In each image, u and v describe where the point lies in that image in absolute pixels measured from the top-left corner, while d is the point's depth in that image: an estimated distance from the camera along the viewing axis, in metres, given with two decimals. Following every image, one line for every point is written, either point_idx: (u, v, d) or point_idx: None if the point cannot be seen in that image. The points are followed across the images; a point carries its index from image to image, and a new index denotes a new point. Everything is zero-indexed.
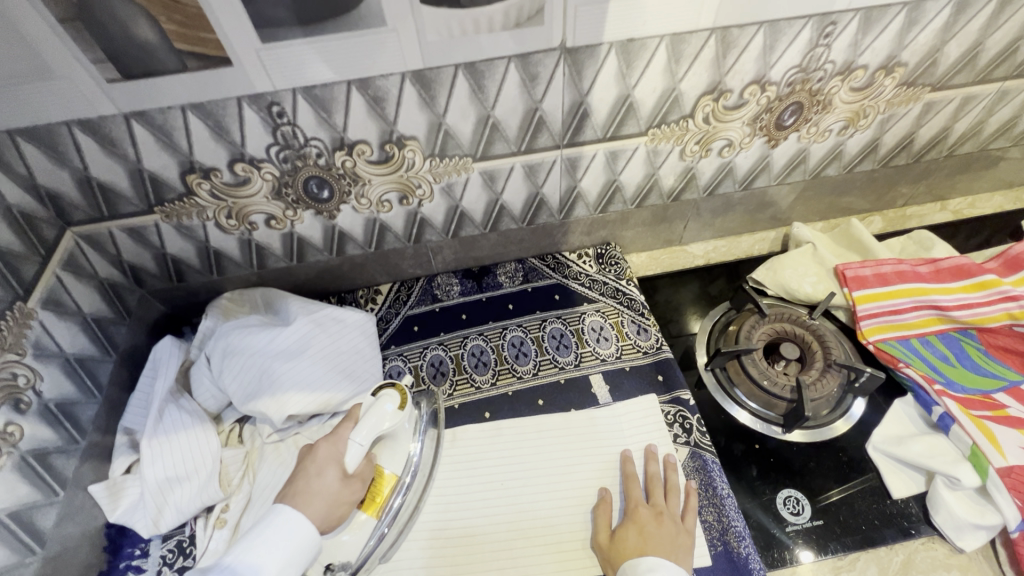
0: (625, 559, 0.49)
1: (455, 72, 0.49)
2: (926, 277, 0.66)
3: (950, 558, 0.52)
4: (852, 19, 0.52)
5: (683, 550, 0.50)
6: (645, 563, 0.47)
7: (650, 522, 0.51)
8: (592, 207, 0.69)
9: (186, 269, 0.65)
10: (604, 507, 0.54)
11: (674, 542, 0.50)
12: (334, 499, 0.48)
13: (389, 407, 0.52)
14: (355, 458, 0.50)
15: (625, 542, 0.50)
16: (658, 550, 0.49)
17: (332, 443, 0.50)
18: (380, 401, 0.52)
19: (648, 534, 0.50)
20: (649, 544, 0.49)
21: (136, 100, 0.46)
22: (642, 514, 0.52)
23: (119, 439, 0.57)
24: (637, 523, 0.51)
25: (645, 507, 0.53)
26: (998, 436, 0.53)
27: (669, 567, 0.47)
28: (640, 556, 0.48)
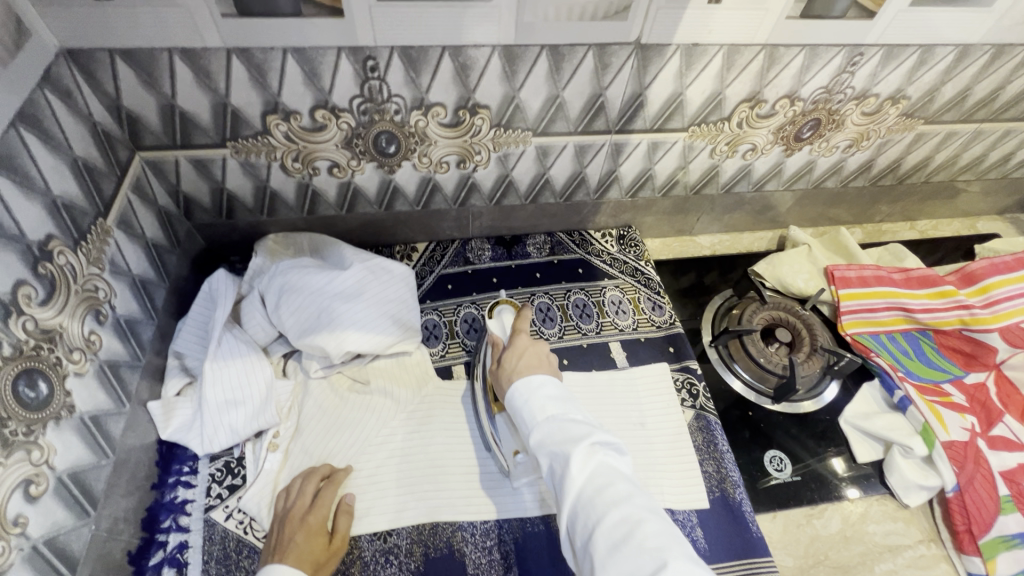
0: (512, 379, 0.55)
1: (539, 52, 0.54)
2: (899, 283, 0.76)
3: (897, 511, 0.63)
4: (876, 53, 0.60)
5: (548, 366, 0.58)
6: (535, 379, 0.53)
7: (524, 345, 0.60)
8: (624, 190, 0.75)
9: (238, 207, 0.66)
10: (522, 335, 0.61)
11: (545, 362, 0.57)
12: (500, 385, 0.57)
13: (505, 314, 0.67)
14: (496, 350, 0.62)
15: (502, 369, 0.58)
16: (536, 366, 0.56)
17: (316, 508, 0.54)
18: (500, 313, 0.67)
19: (523, 353, 0.59)
20: (524, 359, 0.57)
21: (242, 37, 0.48)
22: (521, 341, 0.60)
23: (170, 361, 0.59)
24: (518, 350, 0.59)
25: (525, 334, 0.62)
26: (944, 417, 0.64)
27: (540, 374, 0.54)
28: (528, 374, 0.54)
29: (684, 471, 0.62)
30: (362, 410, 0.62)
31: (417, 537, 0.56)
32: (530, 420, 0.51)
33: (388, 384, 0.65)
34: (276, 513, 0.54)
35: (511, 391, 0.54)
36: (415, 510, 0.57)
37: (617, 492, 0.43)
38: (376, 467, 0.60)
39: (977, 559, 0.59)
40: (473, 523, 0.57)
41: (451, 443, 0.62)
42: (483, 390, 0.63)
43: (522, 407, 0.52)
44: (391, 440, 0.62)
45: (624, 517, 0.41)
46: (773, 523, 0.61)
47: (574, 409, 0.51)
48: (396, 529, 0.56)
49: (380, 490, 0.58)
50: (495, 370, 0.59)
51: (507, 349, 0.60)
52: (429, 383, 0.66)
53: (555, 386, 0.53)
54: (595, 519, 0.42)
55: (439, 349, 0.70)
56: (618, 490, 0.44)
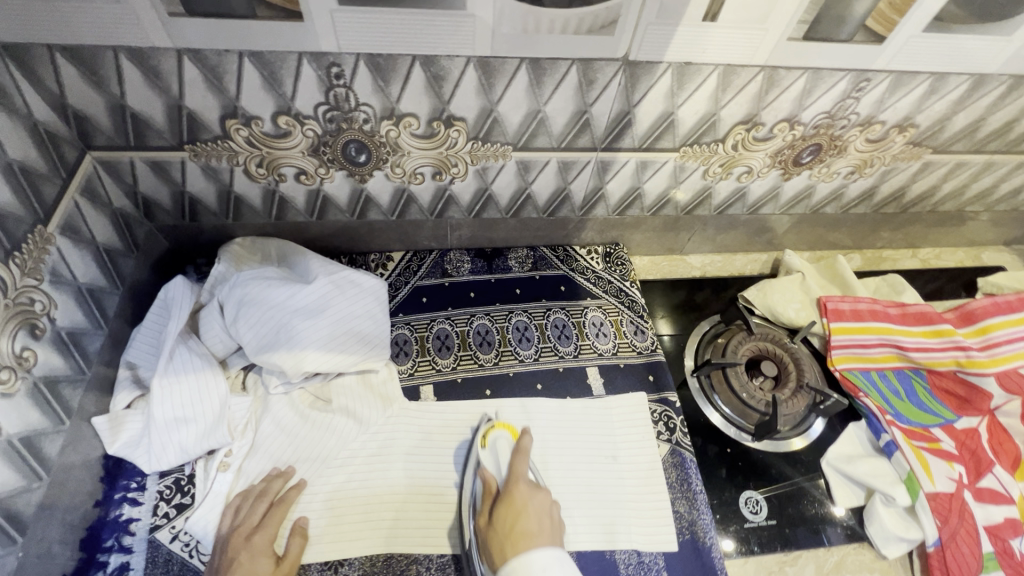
0: (505, 558, 0.47)
1: (518, 65, 0.50)
2: (894, 319, 0.73)
3: (874, 561, 0.61)
4: (884, 79, 0.56)
5: (550, 529, 0.50)
6: (537, 564, 0.46)
7: (524, 501, 0.52)
8: (611, 208, 0.72)
9: (201, 210, 0.63)
10: (519, 484, 0.53)
11: (546, 527, 0.49)
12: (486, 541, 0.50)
13: (502, 442, 0.59)
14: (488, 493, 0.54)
15: (494, 533, 0.50)
16: (536, 534, 0.48)
17: (263, 529, 0.52)
18: (496, 440, 0.59)
19: (522, 513, 0.51)
20: (522, 523, 0.49)
21: (194, 37, 0.44)
22: (519, 493, 0.52)
23: (121, 372, 0.57)
24: (515, 506, 0.51)
25: (524, 482, 0.54)
26: (930, 466, 0.61)
27: (542, 552, 0.46)
28: (527, 554, 0.46)
29: (654, 509, 0.59)
30: (321, 430, 0.60)
31: (369, 569, 0.54)
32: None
33: (350, 403, 0.62)
34: (220, 533, 0.52)
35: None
36: (369, 540, 0.55)
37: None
38: (331, 492, 0.57)
39: None
40: (429, 556, 0.55)
41: (415, 468, 0.60)
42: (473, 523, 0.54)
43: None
44: (350, 463, 0.59)
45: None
46: (744, 568, 0.59)
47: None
48: (348, 559, 0.54)
49: (334, 517, 0.56)
50: (484, 528, 0.51)
51: (502, 502, 0.52)
52: (394, 404, 0.63)
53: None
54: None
55: (408, 366, 0.67)
56: None
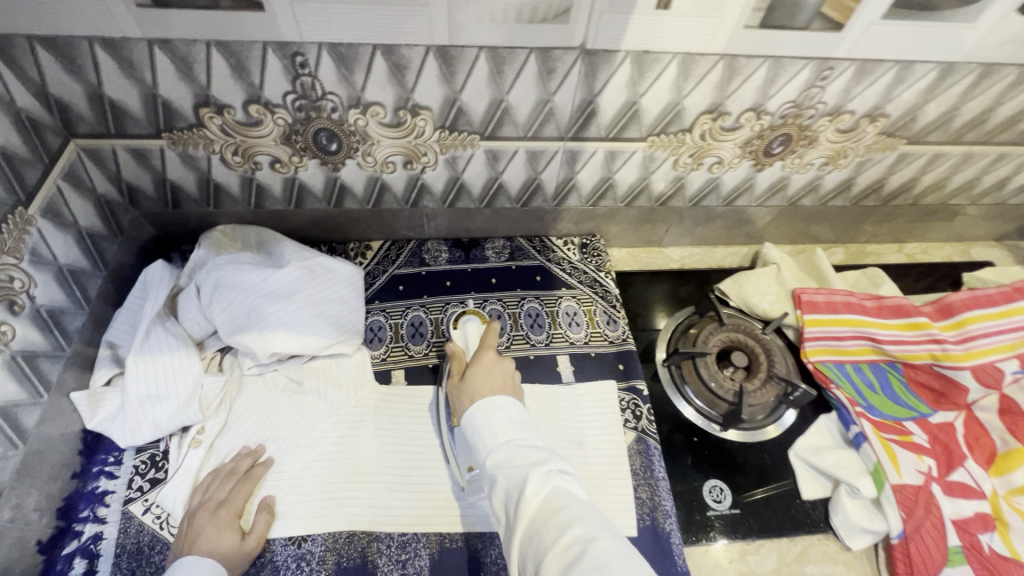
0: (473, 401, 0.54)
1: (477, 54, 0.51)
2: (869, 311, 0.72)
3: (839, 553, 0.60)
4: (848, 68, 0.56)
5: (512, 387, 0.56)
6: (498, 401, 0.51)
7: (490, 363, 0.59)
8: (584, 199, 0.72)
9: (183, 198, 0.66)
10: (488, 351, 0.61)
11: (508, 382, 0.56)
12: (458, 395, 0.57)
13: (472, 325, 0.69)
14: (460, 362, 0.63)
15: (465, 386, 0.56)
16: (499, 387, 0.55)
17: (231, 502, 0.54)
18: (466, 325, 0.69)
19: (490, 371, 0.57)
20: (487, 378, 0.56)
21: (162, 28, 0.46)
22: (487, 360, 0.59)
23: (102, 351, 0.59)
24: (483, 369, 0.58)
25: (492, 351, 0.61)
26: (898, 458, 0.61)
27: (502, 396, 0.52)
28: (491, 396, 0.53)
29: (616, 495, 0.60)
30: (293, 411, 0.62)
31: (332, 545, 0.55)
32: (488, 441, 0.49)
33: (321, 386, 0.63)
34: (189, 507, 0.54)
35: (472, 412, 0.52)
36: (333, 517, 0.57)
37: (571, 513, 0.41)
38: (299, 470, 0.59)
39: None
40: (390, 534, 0.56)
41: (381, 449, 0.61)
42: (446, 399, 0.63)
43: (481, 427, 0.50)
44: (319, 443, 0.61)
45: (576, 535, 0.40)
46: (705, 556, 0.59)
47: (533, 432, 0.49)
48: (311, 535, 0.55)
49: (301, 494, 0.57)
50: (455, 385, 0.58)
51: (473, 363, 0.59)
52: (365, 388, 0.65)
53: (516, 408, 0.51)
54: (547, 546, 0.40)
55: (381, 351, 0.68)
56: (572, 512, 0.42)
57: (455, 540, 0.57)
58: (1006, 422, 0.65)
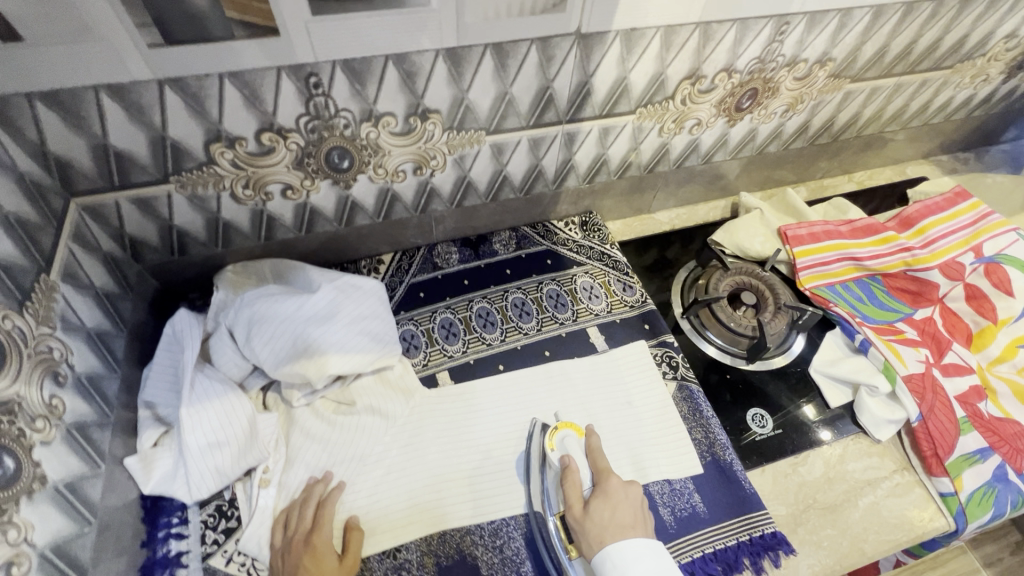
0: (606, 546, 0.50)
1: (483, 51, 0.54)
2: (846, 235, 0.82)
3: (871, 447, 0.68)
4: (801, 20, 0.63)
5: (643, 523, 0.53)
6: (639, 555, 0.49)
7: (617, 496, 0.54)
8: (581, 178, 0.76)
9: (190, 242, 0.64)
10: (609, 477, 0.56)
11: (643, 519, 0.52)
12: (589, 534, 0.52)
13: (574, 440, 0.60)
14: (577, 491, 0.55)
15: (590, 523, 0.52)
16: (631, 526, 0.52)
17: (318, 530, 0.53)
18: (563, 441, 0.60)
19: (618, 505, 0.54)
20: (618, 518, 0.52)
21: (174, 66, 0.46)
22: (613, 487, 0.55)
23: (142, 413, 0.57)
24: (612, 501, 0.54)
25: (614, 477, 0.56)
26: (900, 353, 0.70)
27: (639, 543, 0.50)
28: (624, 542, 0.50)
29: (675, 440, 0.64)
30: (351, 431, 0.61)
31: (427, 548, 0.56)
32: None
33: (374, 401, 0.64)
34: (277, 547, 0.54)
35: (604, 558, 0.49)
36: (421, 521, 0.57)
37: None
38: (374, 486, 0.59)
39: (946, 479, 0.63)
40: (480, 525, 0.58)
41: (445, 447, 0.62)
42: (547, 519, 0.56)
43: None
44: (386, 456, 0.61)
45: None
46: (763, 476, 0.64)
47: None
48: (404, 544, 0.56)
49: (383, 507, 0.58)
50: (578, 521, 0.53)
51: (595, 494, 0.55)
52: (416, 394, 0.66)
53: (659, 565, 0.49)
54: None
55: (420, 358, 0.69)
56: None
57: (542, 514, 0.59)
58: (973, 306, 0.75)
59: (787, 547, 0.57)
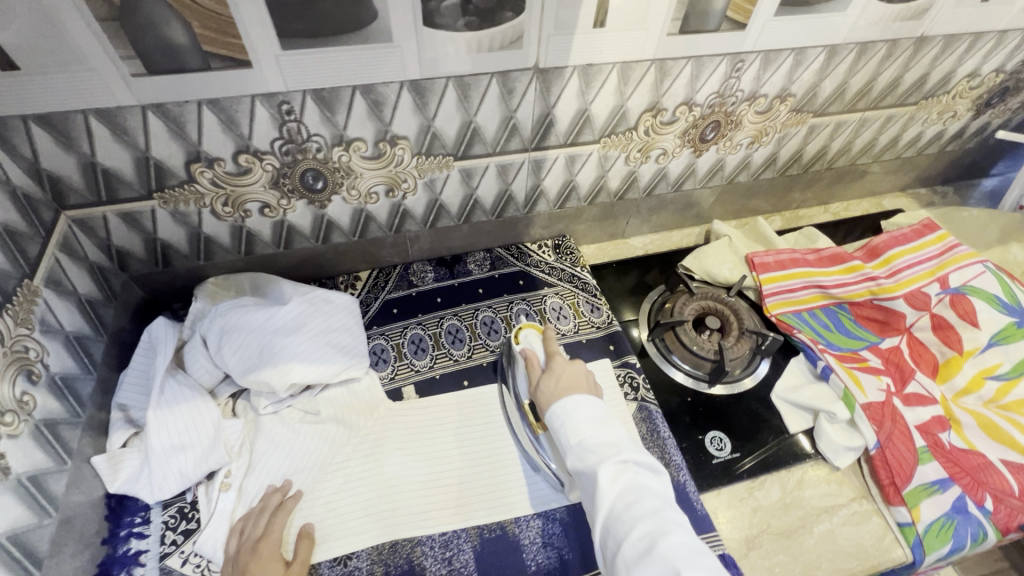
0: (550, 405, 0.60)
1: (445, 84, 0.58)
2: (812, 263, 0.84)
3: (830, 474, 0.68)
4: (755, 58, 0.66)
5: (586, 385, 0.62)
6: (572, 402, 0.57)
7: (561, 368, 0.63)
8: (552, 202, 0.80)
9: (174, 255, 0.68)
10: (557, 358, 0.65)
11: (583, 383, 0.61)
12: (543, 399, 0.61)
13: (532, 336, 0.74)
14: (535, 369, 0.65)
15: (542, 392, 0.62)
16: (574, 390, 0.60)
17: (268, 536, 0.55)
18: (526, 338, 0.74)
19: (561, 376, 0.62)
20: (563, 383, 0.61)
21: (155, 93, 0.50)
22: (558, 365, 0.64)
23: (114, 415, 0.60)
24: (556, 373, 0.63)
25: (561, 357, 0.65)
26: (861, 381, 0.70)
27: (573, 398, 0.58)
28: (564, 398, 0.58)
29: None
30: (314, 439, 0.63)
31: (377, 557, 0.57)
32: (568, 441, 0.56)
33: (338, 412, 0.66)
34: (230, 551, 0.55)
35: (550, 411, 0.58)
36: (374, 531, 0.59)
37: (646, 506, 0.48)
38: (332, 494, 0.61)
39: (903, 509, 0.63)
40: (431, 536, 0.59)
41: (404, 459, 0.64)
42: (520, 409, 0.68)
43: (560, 428, 0.56)
44: (346, 465, 0.63)
45: (652, 532, 0.47)
46: (718, 499, 0.65)
47: (611, 430, 0.55)
48: (355, 552, 0.57)
49: (338, 516, 0.60)
50: (534, 392, 0.63)
51: (546, 371, 0.64)
52: (380, 407, 0.68)
53: (591, 407, 0.57)
54: (622, 533, 0.48)
55: (388, 371, 0.72)
56: (646, 505, 0.49)
57: (494, 529, 0.60)
58: (940, 336, 0.75)
59: (735, 569, 0.57)
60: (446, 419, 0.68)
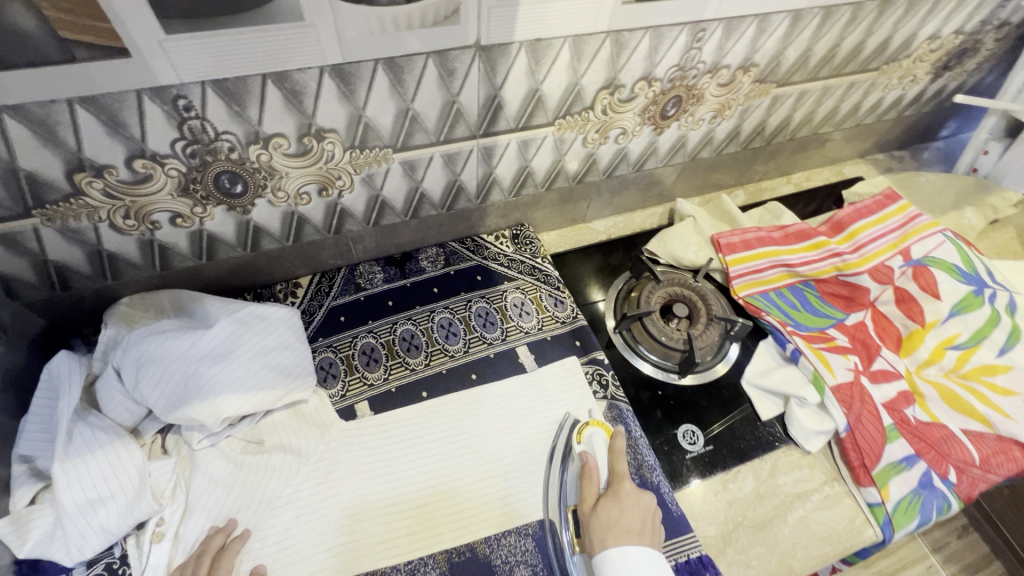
0: (605, 544, 0.50)
1: (374, 67, 0.50)
2: (778, 241, 0.81)
3: (802, 459, 0.67)
4: (717, 27, 0.61)
5: (651, 531, 0.52)
6: (636, 556, 0.48)
7: (629, 499, 0.54)
8: (506, 191, 0.73)
9: (73, 276, 0.58)
10: (625, 482, 0.55)
11: (650, 528, 0.51)
12: (596, 531, 0.51)
13: (599, 438, 0.62)
14: (592, 487, 0.56)
15: (598, 521, 0.52)
16: (638, 532, 0.51)
17: None
18: (590, 437, 0.62)
19: (626, 509, 0.53)
20: (626, 520, 0.52)
21: (7, 93, 0.41)
22: (626, 493, 0.54)
23: (16, 468, 0.52)
24: (621, 505, 0.53)
25: (628, 482, 0.55)
26: (830, 362, 0.69)
27: (639, 550, 0.49)
28: (627, 546, 0.49)
29: None
30: (260, 472, 0.58)
31: None
32: None
33: (284, 439, 0.60)
34: None
35: (605, 559, 0.49)
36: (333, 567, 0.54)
37: None
38: (283, 530, 0.55)
39: (873, 489, 0.63)
40: (396, 567, 0.55)
41: (360, 483, 0.59)
42: (563, 517, 0.57)
43: None
44: (297, 497, 0.57)
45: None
46: (693, 495, 0.63)
47: None
48: None
49: (291, 554, 0.54)
50: (588, 516, 0.53)
51: (609, 495, 0.54)
52: (332, 428, 0.62)
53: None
54: None
55: (338, 388, 0.65)
56: None
57: (464, 552, 0.56)
58: (904, 310, 0.75)
59: (713, 570, 0.56)
60: (404, 434, 0.63)
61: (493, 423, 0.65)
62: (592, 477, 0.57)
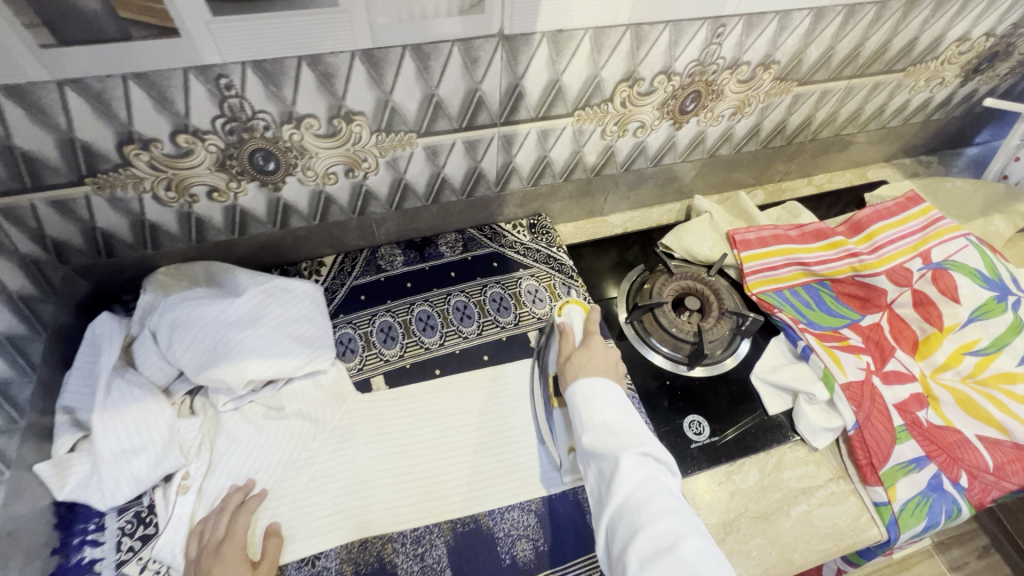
0: (577, 379, 0.58)
1: (402, 53, 0.53)
2: (795, 240, 0.82)
3: (809, 455, 0.67)
4: (737, 23, 0.62)
5: (615, 373, 0.60)
6: (599, 385, 0.56)
7: (597, 349, 0.62)
8: (525, 180, 0.76)
9: (117, 244, 0.63)
10: (596, 338, 0.63)
11: (614, 370, 0.60)
12: (570, 372, 0.60)
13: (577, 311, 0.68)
14: (569, 343, 0.63)
15: (570, 365, 0.60)
16: (603, 370, 0.59)
17: (230, 538, 0.52)
18: (569, 313, 0.67)
19: (594, 356, 0.61)
20: (594, 362, 0.60)
21: (70, 67, 0.45)
22: (595, 344, 0.62)
23: (59, 418, 0.56)
24: (590, 353, 0.61)
25: (598, 338, 0.63)
26: (841, 360, 0.69)
27: (605, 381, 0.57)
28: (592, 378, 0.58)
29: None
30: (278, 436, 0.60)
31: (347, 556, 0.55)
32: (586, 420, 0.55)
33: (303, 406, 0.63)
34: (190, 556, 0.52)
35: (575, 389, 0.57)
36: (344, 528, 0.57)
37: (664, 505, 0.47)
38: (299, 491, 0.58)
39: (880, 488, 0.62)
40: (403, 532, 0.57)
41: (373, 453, 0.62)
42: (543, 385, 0.67)
43: (582, 404, 0.55)
44: (313, 462, 0.60)
45: (665, 531, 0.45)
46: (697, 484, 0.64)
47: (633, 421, 0.54)
48: (324, 551, 0.55)
49: (305, 514, 0.57)
50: (563, 364, 0.61)
51: (581, 347, 0.62)
52: (348, 399, 0.65)
53: (618, 395, 0.56)
54: (638, 526, 0.46)
55: (356, 362, 0.68)
56: (665, 502, 0.47)
57: (468, 522, 0.58)
58: (920, 313, 0.74)
59: None
60: (416, 409, 0.65)
61: (501, 400, 0.67)
62: (569, 339, 0.64)
